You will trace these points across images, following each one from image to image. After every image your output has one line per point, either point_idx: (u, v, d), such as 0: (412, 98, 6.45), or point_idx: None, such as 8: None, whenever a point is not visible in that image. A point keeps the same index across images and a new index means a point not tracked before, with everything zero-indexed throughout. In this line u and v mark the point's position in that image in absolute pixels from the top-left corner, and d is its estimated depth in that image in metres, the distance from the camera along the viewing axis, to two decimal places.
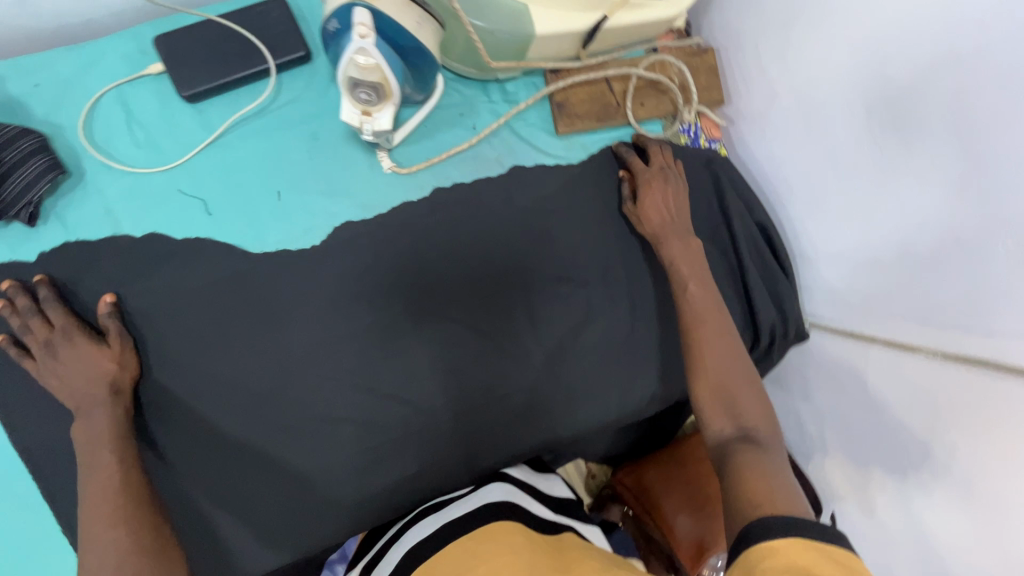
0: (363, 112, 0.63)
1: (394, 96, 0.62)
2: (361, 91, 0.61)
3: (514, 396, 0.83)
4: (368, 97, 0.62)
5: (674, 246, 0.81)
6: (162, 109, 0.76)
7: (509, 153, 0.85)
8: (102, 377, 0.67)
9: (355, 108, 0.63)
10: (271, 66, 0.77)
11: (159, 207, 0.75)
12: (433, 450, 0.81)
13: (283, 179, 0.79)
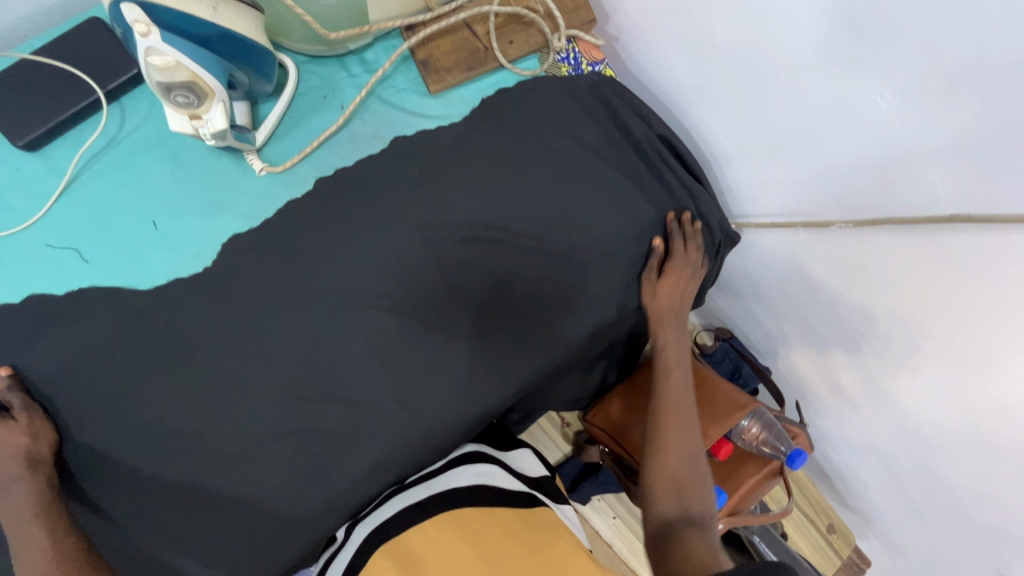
0: (191, 116, 0.67)
1: (213, 91, 0.65)
2: (177, 93, 0.64)
3: (451, 367, 0.82)
4: (188, 100, 0.65)
5: (671, 343, 0.91)
6: (3, 166, 0.74)
7: (385, 125, 0.83)
8: (17, 453, 0.65)
9: (183, 113, 0.66)
10: (101, 94, 0.74)
11: (32, 266, 0.73)
12: (386, 442, 0.79)
13: (152, 208, 0.76)
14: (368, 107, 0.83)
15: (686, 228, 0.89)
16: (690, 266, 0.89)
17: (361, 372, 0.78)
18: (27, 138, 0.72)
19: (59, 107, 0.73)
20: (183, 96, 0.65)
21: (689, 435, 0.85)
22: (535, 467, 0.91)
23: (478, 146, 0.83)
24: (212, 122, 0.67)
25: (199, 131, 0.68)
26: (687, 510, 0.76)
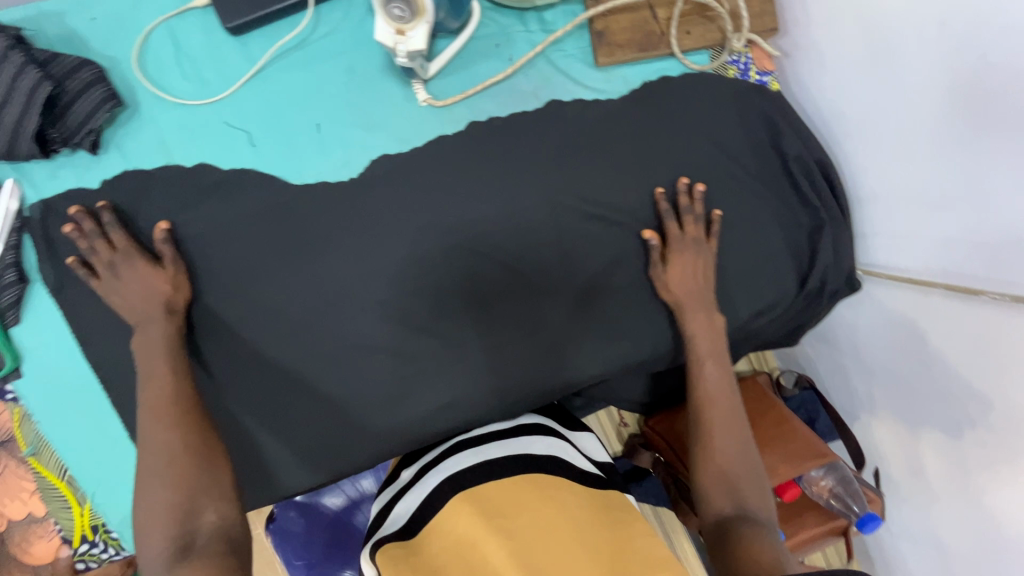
0: (397, 30, 0.63)
1: (426, 11, 0.62)
2: (394, 4, 0.62)
3: (545, 332, 0.83)
4: (402, 13, 0.62)
5: (700, 331, 0.81)
6: (209, 43, 0.80)
7: (545, 87, 0.84)
8: (159, 296, 0.72)
9: (389, 26, 0.63)
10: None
11: (208, 137, 0.78)
12: (467, 383, 0.82)
13: (320, 111, 0.80)
14: (534, 64, 0.84)
15: (684, 207, 0.82)
16: (693, 245, 0.82)
17: (462, 312, 0.81)
18: (234, 23, 0.79)
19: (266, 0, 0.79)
20: (399, 7, 0.62)
21: (735, 427, 0.76)
22: (601, 453, 0.83)
23: (627, 127, 0.83)
24: (414, 43, 0.64)
25: (397, 49, 0.65)
26: (743, 506, 0.69)
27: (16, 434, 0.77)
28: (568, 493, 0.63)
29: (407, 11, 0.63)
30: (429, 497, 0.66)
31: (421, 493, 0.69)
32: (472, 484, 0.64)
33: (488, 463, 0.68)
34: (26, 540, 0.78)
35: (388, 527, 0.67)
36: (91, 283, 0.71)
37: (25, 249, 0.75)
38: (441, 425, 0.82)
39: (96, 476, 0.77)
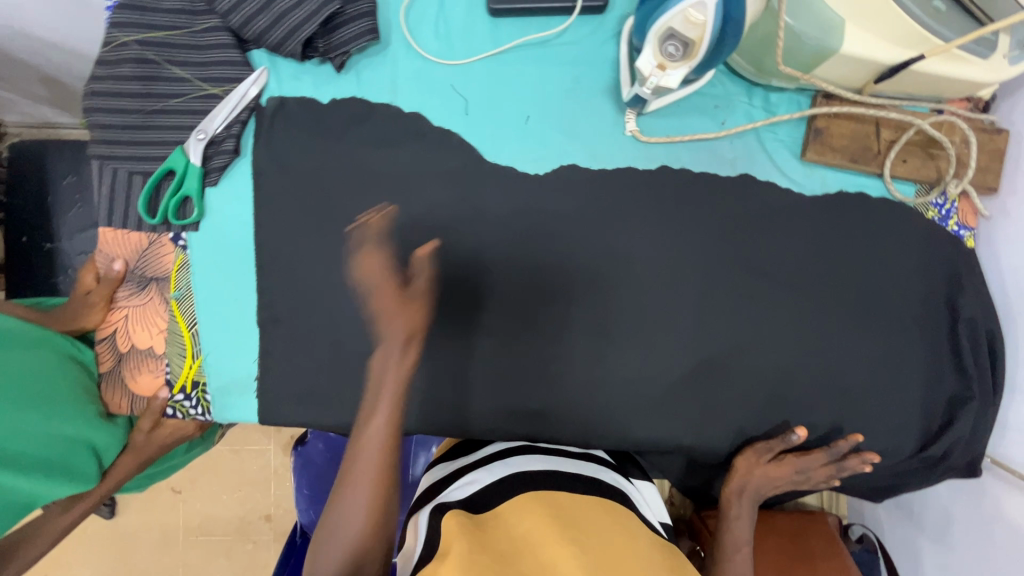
0: (659, 64, 0.67)
1: (698, 58, 0.66)
2: (671, 42, 0.66)
3: (652, 385, 0.83)
4: (674, 52, 0.66)
5: (764, 478, 0.83)
6: (467, 14, 0.85)
7: (745, 160, 0.85)
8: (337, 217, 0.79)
9: (657, 56, 0.67)
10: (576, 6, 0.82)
11: (430, 93, 0.84)
12: (559, 400, 0.84)
13: (535, 106, 0.85)
14: (742, 136, 0.85)
15: (833, 448, 0.82)
16: (805, 473, 0.84)
17: (585, 334, 0.83)
18: (496, 6, 0.83)
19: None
20: (674, 48, 0.66)
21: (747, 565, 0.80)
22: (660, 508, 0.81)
23: (805, 228, 0.83)
24: (670, 79, 0.68)
25: (649, 79, 0.69)
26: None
27: (170, 275, 0.84)
28: (634, 525, 0.65)
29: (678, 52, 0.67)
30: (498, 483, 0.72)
31: (489, 476, 0.74)
32: (545, 486, 0.70)
33: (560, 477, 0.73)
34: (137, 369, 0.84)
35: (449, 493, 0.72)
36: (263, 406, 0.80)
37: (248, 128, 0.83)
38: (519, 425, 0.84)
39: (216, 338, 0.84)
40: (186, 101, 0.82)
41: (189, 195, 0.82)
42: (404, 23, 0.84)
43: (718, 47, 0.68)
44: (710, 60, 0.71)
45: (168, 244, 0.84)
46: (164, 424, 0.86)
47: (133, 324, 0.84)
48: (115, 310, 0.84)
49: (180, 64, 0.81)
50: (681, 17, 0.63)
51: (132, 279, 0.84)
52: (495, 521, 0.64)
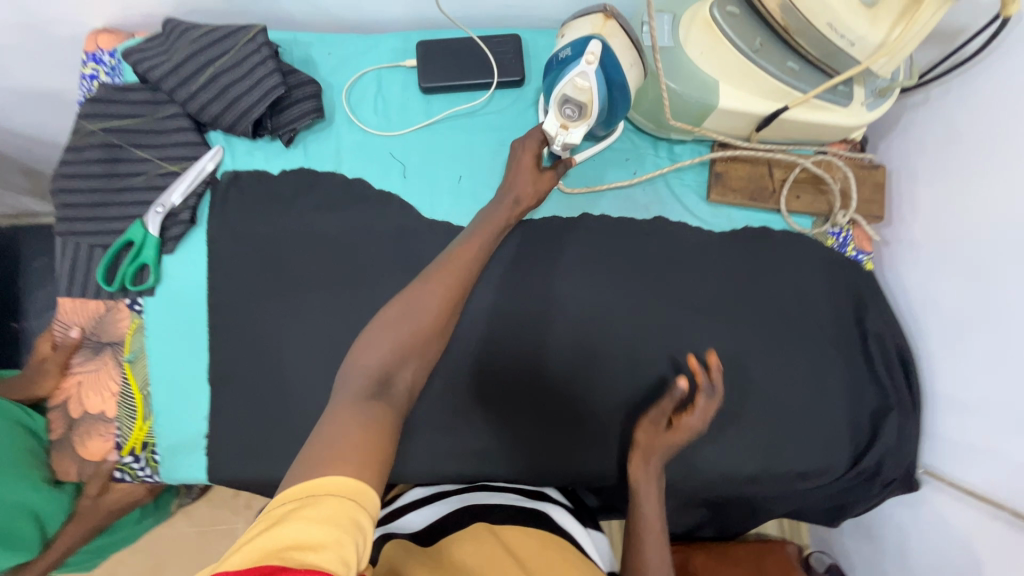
0: (562, 125, 0.77)
1: (593, 116, 0.76)
2: (567, 106, 0.75)
3: (591, 418, 0.87)
4: (571, 114, 0.76)
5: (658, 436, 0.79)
6: (402, 93, 0.96)
7: (657, 204, 0.94)
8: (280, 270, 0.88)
9: (558, 120, 0.77)
10: (495, 81, 0.94)
11: (371, 160, 0.94)
12: (502, 439, 0.86)
13: (465, 167, 0.94)
14: (653, 183, 0.95)
15: (709, 386, 0.78)
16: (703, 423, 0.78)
17: (522, 372, 0.87)
18: (428, 84, 0.94)
19: (460, 74, 0.94)
20: (572, 111, 0.76)
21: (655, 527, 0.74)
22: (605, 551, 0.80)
23: (717, 262, 0.91)
24: (575, 136, 0.78)
25: (555, 138, 0.79)
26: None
27: (124, 339, 0.87)
28: (558, 556, 0.66)
29: (575, 113, 0.76)
30: (445, 517, 0.74)
31: (443, 512, 0.76)
32: (499, 521, 0.72)
33: (515, 510, 0.75)
34: (86, 434, 0.85)
35: (401, 528, 0.73)
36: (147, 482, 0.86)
37: (203, 200, 0.91)
38: (464, 468, 0.85)
39: (165, 398, 0.86)
40: (146, 179, 0.89)
41: (144, 263, 0.88)
42: (347, 103, 0.94)
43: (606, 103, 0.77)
44: (613, 113, 0.81)
45: (124, 310, 0.88)
46: (112, 489, 0.86)
47: (86, 390, 0.86)
48: (69, 376, 0.87)
49: (142, 147, 0.90)
50: (570, 87, 0.74)
51: (88, 346, 0.88)
52: (443, 556, 0.66)
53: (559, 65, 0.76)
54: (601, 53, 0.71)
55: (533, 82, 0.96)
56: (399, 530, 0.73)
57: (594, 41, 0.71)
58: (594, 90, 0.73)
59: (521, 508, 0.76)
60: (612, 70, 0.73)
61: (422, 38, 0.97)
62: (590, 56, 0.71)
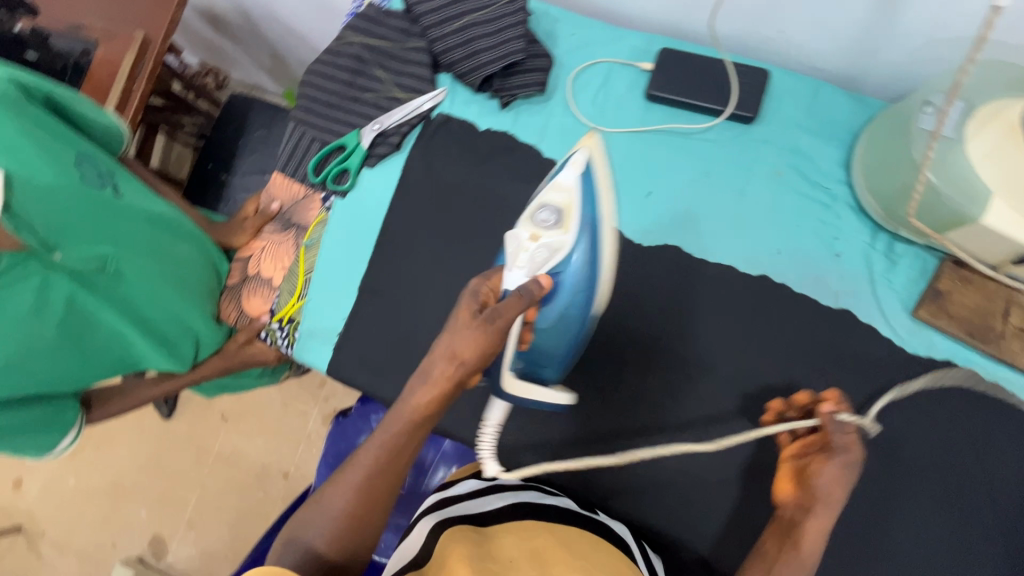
0: (535, 230, 0.66)
1: (573, 229, 0.67)
2: (544, 211, 0.67)
3: (685, 475, 0.84)
4: (551, 219, 0.66)
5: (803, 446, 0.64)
6: (626, 92, 0.94)
7: (850, 296, 0.83)
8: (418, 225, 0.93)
9: (529, 228, 0.66)
10: (727, 111, 0.88)
11: (572, 147, 0.94)
12: (586, 454, 0.86)
13: (657, 185, 0.91)
14: (855, 272, 0.84)
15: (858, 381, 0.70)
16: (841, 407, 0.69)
17: (637, 401, 0.86)
18: (655, 93, 0.91)
19: (693, 92, 0.89)
20: (549, 216, 0.67)
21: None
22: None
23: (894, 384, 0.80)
24: (550, 252, 0.65)
25: (520, 249, 0.65)
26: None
27: (309, 225, 0.98)
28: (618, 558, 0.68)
29: (551, 221, 0.67)
30: (502, 508, 0.75)
31: (499, 499, 0.77)
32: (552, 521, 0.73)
33: (573, 515, 0.77)
34: (253, 291, 0.98)
35: (455, 508, 0.74)
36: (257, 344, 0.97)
37: (414, 131, 0.99)
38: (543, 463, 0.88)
39: (319, 289, 0.95)
40: (376, 98, 0.98)
41: (349, 167, 0.98)
42: (570, 85, 0.95)
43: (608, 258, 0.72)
44: (596, 272, 0.71)
45: (317, 201, 0.99)
46: (254, 344, 0.98)
47: (265, 255, 0.98)
48: (257, 238, 1.00)
49: (382, 68, 0.98)
50: (551, 192, 0.68)
51: (279, 218, 1.00)
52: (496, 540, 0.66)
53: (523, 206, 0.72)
54: (591, 166, 0.70)
55: (764, 124, 0.89)
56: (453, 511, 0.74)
57: (575, 158, 0.70)
58: (581, 193, 0.68)
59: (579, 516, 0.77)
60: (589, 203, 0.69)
61: (666, 45, 0.93)
62: (571, 164, 0.69)
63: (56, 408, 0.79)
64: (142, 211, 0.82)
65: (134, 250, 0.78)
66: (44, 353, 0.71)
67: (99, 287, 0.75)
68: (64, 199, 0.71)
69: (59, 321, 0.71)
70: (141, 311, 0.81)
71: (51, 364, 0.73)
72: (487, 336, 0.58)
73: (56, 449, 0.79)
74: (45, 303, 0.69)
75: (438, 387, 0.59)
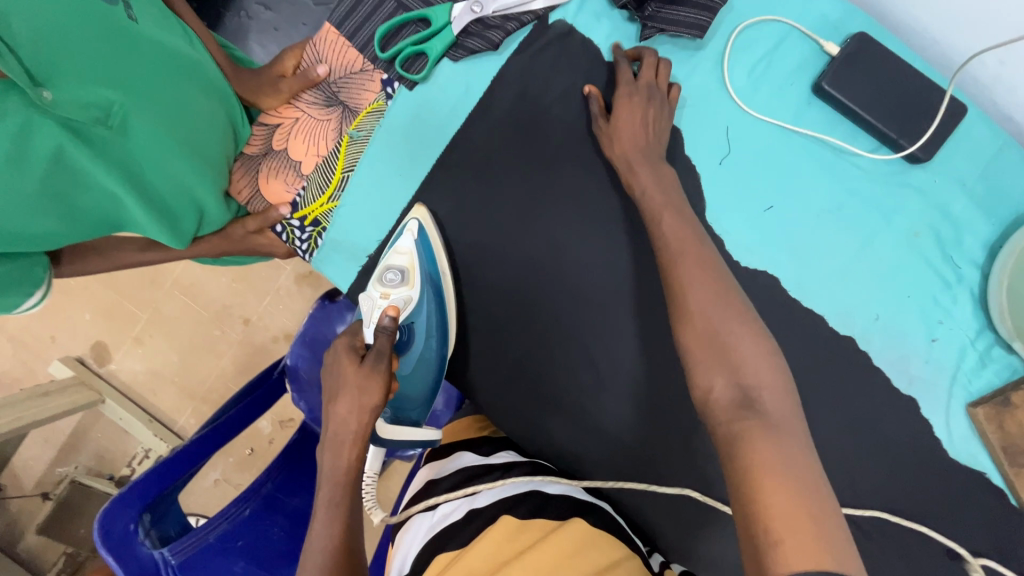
0: (383, 291, 0.67)
1: (416, 284, 0.71)
2: (388, 272, 0.69)
3: (690, 516, 0.78)
4: (395, 279, 0.69)
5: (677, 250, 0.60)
6: (792, 73, 0.75)
7: (922, 384, 0.78)
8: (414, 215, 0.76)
9: (378, 288, 0.67)
10: (906, 146, 0.72)
11: (703, 119, 0.76)
12: (596, 460, 0.79)
13: (782, 199, 0.77)
14: (941, 364, 0.78)
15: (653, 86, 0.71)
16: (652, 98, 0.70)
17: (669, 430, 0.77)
18: (825, 87, 0.73)
19: (871, 106, 0.72)
20: (394, 276, 0.69)
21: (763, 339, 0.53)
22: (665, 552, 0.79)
23: (926, 481, 0.78)
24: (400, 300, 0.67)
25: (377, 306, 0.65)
26: (748, 394, 0.50)
27: (358, 113, 0.79)
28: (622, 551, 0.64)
29: (398, 277, 0.69)
30: (500, 492, 0.69)
31: (500, 487, 0.70)
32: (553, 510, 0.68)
33: (575, 499, 0.72)
34: (274, 171, 0.79)
35: (454, 505, 0.68)
36: (266, 235, 0.81)
37: (521, 32, 0.77)
38: (548, 455, 0.80)
39: (360, 191, 0.79)
40: None
41: (427, 52, 0.76)
42: (732, 39, 0.75)
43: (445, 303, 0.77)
44: (444, 318, 0.76)
45: (376, 82, 0.78)
46: (264, 235, 0.81)
47: (297, 130, 0.79)
48: (290, 105, 0.79)
49: None
50: (390, 257, 0.71)
51: (322, 88, 0.79)
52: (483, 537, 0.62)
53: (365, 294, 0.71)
54: (424, 231, 0.75)
55: (927, 169, 0.75)
56: (456, 505, 0.68)
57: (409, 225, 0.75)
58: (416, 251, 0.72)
59: (584, 501, 0.72)
60: (428, 259, 0.76)
61: (864, 29, 0.73)
62: (405, 231, 0.74)
63: (20, 261, 0.60)
64: (161, 50, 0.61)
65: (146, 102, 0.59)
66: (20, 215, 0.53)
67: (99, 142, 0.56)
68: (54, 14, 0.51)
69: (43, 178, 0.53)
70: (150, 182, 0.63)
71: (29, 229, 0.56)
72: (377, 378, 0.59)
73: (22, 308, 0.62)
74: (25, 152, 0.51)
75: (360, 439, 0.59)
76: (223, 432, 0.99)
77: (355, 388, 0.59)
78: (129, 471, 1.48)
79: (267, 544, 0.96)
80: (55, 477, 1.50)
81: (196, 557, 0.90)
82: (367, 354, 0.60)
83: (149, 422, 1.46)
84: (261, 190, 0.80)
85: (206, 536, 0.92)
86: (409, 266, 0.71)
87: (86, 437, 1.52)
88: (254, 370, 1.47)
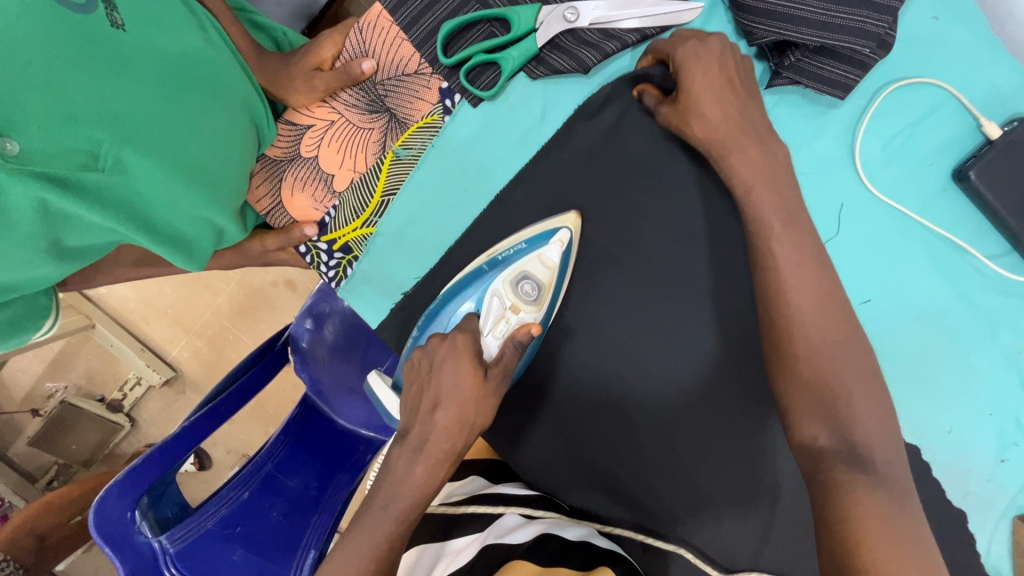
0: (513, 304, 0.60)
1: (545, 306, 0.63)
2: (524, 283, 0.61)
3: None
4: (530, 294, 0.61)
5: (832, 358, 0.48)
6: (933, 152, 0.63)
7: (983, 508, 0.68)
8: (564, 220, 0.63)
9: (511, 296, 0.61)
10: None
11: (817, 189, 0.65)
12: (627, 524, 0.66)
13: (885, 293, 0.66)
14: (1004, 485, 0.68)
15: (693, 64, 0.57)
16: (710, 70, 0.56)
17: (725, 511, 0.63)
18: (971, 177, 0.61)
19: (1021, 212, 0.60)
20: (530, 289, 0.61)
21: (868, 389, 0.48)
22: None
23: None
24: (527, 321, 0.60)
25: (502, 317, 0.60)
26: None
27: (407, 126, 0.65)
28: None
29: (533, 296, 0.62)
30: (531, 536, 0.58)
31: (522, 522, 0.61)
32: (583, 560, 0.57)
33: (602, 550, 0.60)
34: (300, 183, 0.67)
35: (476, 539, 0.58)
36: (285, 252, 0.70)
37: (621, 53, 0.63)
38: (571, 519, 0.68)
39: (406, 192, 0.66)
40: None
41: (500, 63, 0.61)
42: (876, 102, 0.63)
43: (549, 327, 0.68)
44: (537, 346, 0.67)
45: (433, 91, 0.64)
46: (285, 251, 0.71)
47: (329, 138, 0.66)
48: (324, 104, 0.65)
49: None
50: (531, 261, 0.62)
51: (365, 87, 0.65)
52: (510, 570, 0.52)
53: (480, 278, 0.64)
54: (572, 245, 0.64)
55: None
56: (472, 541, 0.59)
57: (555, 238, 0.62)
58: (560, 271, 0.63)
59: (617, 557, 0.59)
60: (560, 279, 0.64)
61: None
62: (555, 240, 0.62)
63: (22, 297, 0.56)
64: (158, 52, 0.48)
65: (146, 129, 0.47)
66: (8, 269, 0.45)
67: (91, 186, 0.45)
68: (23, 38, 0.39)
69: (34, 232, 0.44)
70: (157, 215, 0.52)
71: (27, 277, 0.48)
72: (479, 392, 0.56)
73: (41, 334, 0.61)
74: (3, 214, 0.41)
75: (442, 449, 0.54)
76: (220, 412, 0.76)
77: (459, 404, 0.52)
78: (120, 397, 1.26)
79: (271, 533, 0.77)
80: (45, 393, 1.29)
81: (195, 548, 0.71)
82: (494, 366, 0.55)
83: (143, 352, 1.22)
84: (283, 208, 0.68)
85: (205, 523, 0.73)
86: (548, 289, 0.63)
87: (77, 355, 1.30)
88: (254, 317, 1.24)
